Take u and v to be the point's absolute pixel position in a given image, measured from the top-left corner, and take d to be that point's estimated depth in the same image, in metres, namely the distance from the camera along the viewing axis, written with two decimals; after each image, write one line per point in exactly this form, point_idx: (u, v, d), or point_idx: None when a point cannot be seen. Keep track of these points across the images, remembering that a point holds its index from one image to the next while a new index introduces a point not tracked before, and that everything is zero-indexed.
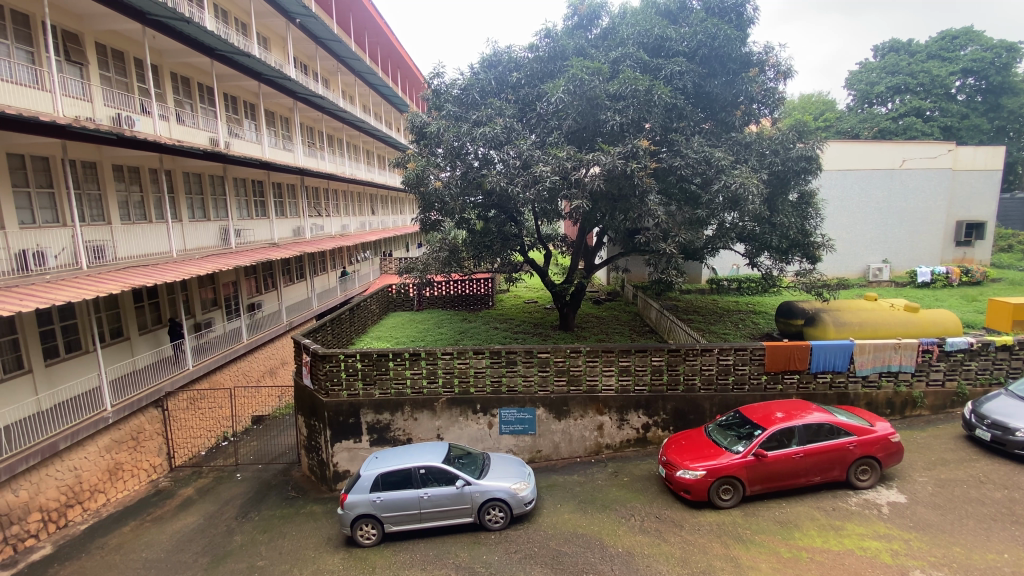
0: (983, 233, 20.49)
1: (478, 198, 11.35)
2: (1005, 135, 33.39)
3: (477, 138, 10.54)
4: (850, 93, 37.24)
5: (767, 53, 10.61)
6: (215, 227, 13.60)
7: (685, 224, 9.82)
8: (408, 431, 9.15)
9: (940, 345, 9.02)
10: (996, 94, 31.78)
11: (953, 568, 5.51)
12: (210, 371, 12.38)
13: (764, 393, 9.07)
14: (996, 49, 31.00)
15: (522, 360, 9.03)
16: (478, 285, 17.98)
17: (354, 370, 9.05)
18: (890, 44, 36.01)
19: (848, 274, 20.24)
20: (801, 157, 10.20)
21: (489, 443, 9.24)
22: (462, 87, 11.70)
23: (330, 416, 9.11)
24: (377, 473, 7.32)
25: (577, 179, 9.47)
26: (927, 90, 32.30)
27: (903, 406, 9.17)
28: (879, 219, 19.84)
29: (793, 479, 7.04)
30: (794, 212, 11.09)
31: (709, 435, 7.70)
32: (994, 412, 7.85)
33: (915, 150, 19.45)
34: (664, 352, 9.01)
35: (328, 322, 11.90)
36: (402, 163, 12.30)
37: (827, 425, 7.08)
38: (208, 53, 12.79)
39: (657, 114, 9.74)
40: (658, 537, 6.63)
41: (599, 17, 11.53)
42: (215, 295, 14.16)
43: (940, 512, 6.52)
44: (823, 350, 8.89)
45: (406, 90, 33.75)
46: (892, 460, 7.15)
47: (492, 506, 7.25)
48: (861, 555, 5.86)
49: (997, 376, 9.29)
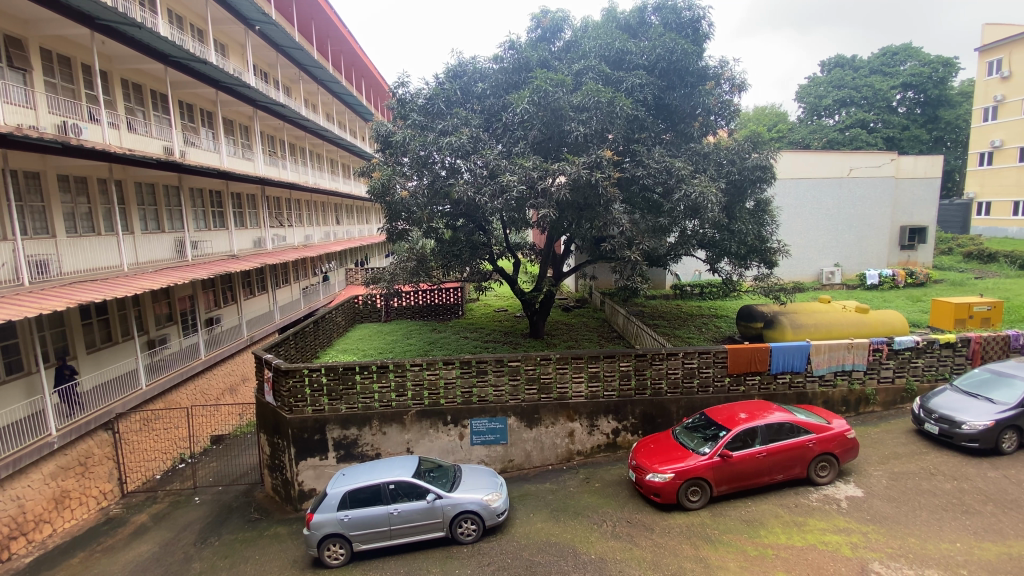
0: (925, 237, 21.67)
1: (446, 207, 11.27)
2: (942, 145, 35.62)
3: (442, 147, 10.54)
4: (800, 106, 39.16)
5: (722, 67, 11.03)
6: (171, 239, 13.08)
7: (648, 231, 10.08)
8: (376, 445, 8.95)
9: (890, 344, 9.50)
10: (933, 107, 34.04)
11: (909, 558, 5.77)
12: (166, 390, 11.82)
13: (727, 395, 9.33)
14: (933, 64, 33.19)
15: (492, 369, 9.00)
16: (447, 295, 17.85)
17: (319, 385, 8.82)
18: (836, 59, 38.05)
19: (803, 277, 21.14)
20: (756, 167, 10.62)
21: (460, 454, 9.13)
22: (427, 96, 11.64)
23: (294, 433, 8.83)
24: (345, 491, 7.13)
25: (543, 188, 9.57)
26: (870, 103, 34.35)
27: (857, 403, 9.59)
28: (830, 224, 20.81)
29: (757, 479, 7.24)
30: (751, 219, 11.51)
31: (677, 437, 7.86)
32: (942, 407, 8.27)
33: (862, 159, 20.50)
34: (631, 357, 9.14)
35: (291, 335, 11.56)
36: (367, 172, 12.14)
37: (788, 424, 7.33)
38: (162, 59, 12.38)
39: (619, 125, 9.98)
40: (630, 541, 6.69)
41: (562, 29, 11.72)
42: (170, 310, 13.57)
43: (895, 504, 6.82)
44: (782, 351, 9.21)
45: (371, 98, 33.41)
46: (849, 456, 7.46)
47: (465, 519, 7.16)
48: (823, 549, 6.07)
49: (942, 373, 9.83)
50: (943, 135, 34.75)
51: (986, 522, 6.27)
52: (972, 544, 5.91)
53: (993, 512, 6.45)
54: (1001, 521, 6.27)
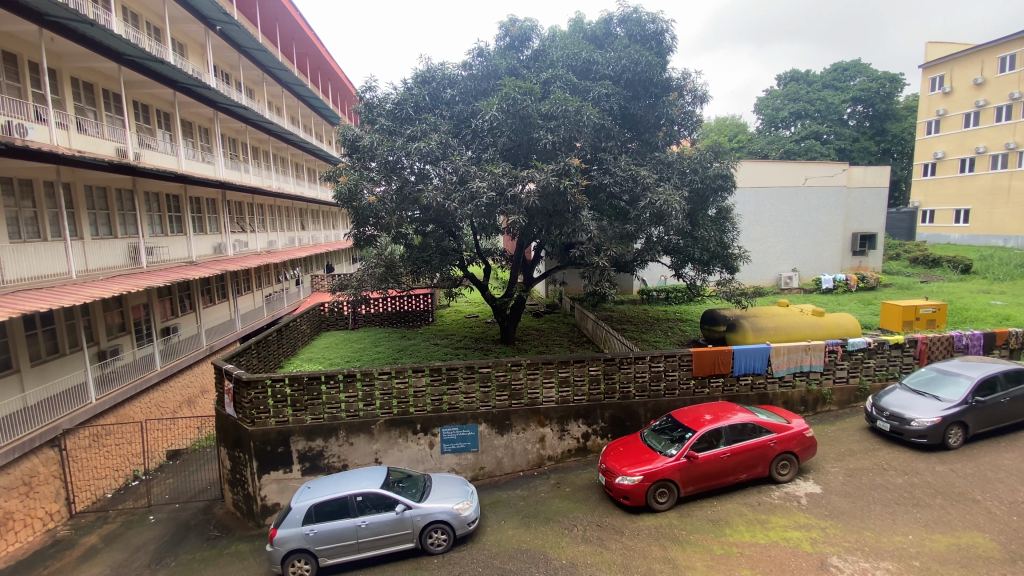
0: (875, 243, 22.71)
1: (416, 213, 11.11)
2: (889, 156, 37.67)
3: (411, 153, 10.45)
4: (758, 117, 40.78)
5: (684, 79, 11.37)
6: (123, 245, 12.49)
7: (616, 238, 10.25)
8: (343, 456, 8.74)
9: (844, 345, 9.94)
10: (881, 120, 36.04)
11: (864, 551, 6.02)
12: (117, 404, 11.25)
13: (693, 397, 9.57)
14: (880, 80, 35.16)
15: (463, 376, 8.93)
16: (417, 301, 17.65)
17: (282, 396, 8.56)
18: (791, 74, 39.77)
19: (763, 282, 21.92)
20: (717, 176, 10.99)
21: (430, 463, 9.01)
22: (394, 101, 11.51)
23: (257, 446, 8.53)
24: (310, 504, 6.94)
25: (513, 195, 9.59)
26: (823, 116, 36.13)
27: (814, 402, 9.98)
28: (788, 231, 21.66)
29: (722, 479, 7.42)
30: (713, 226, 11.85)
31: (645, 440, 7.98)
32: (892, 405, 8.69)
33: (816, 169, 21.46)
34: (600, 361, 9.24)
35: (253, 344, 11.20)
36: (333, 177, 11.90)
37: (750, 424, 7.57)
38: (116, 58, 11.89)
39: (587, 134, 10.14)
40: (601, 545, 6.73)
41: (530, 38, 11.80)
42: (122, 319, 12.93)
43: (851, 500, 7.10)
44: (743, 354, 9.51)
45: (337, 102, 32.89)
46: (808, 454, 7.75)
47: (435, 529, 7.06)
48: (784, 545, 6.27)
49: (892, 372, 10.34)
50: (890, 147, 36.77)
51: (935, 514, 6.60)
52: (923, 535, 6.21)
53: (941, 505, 6.80)
54: (948, 513, 6.62)
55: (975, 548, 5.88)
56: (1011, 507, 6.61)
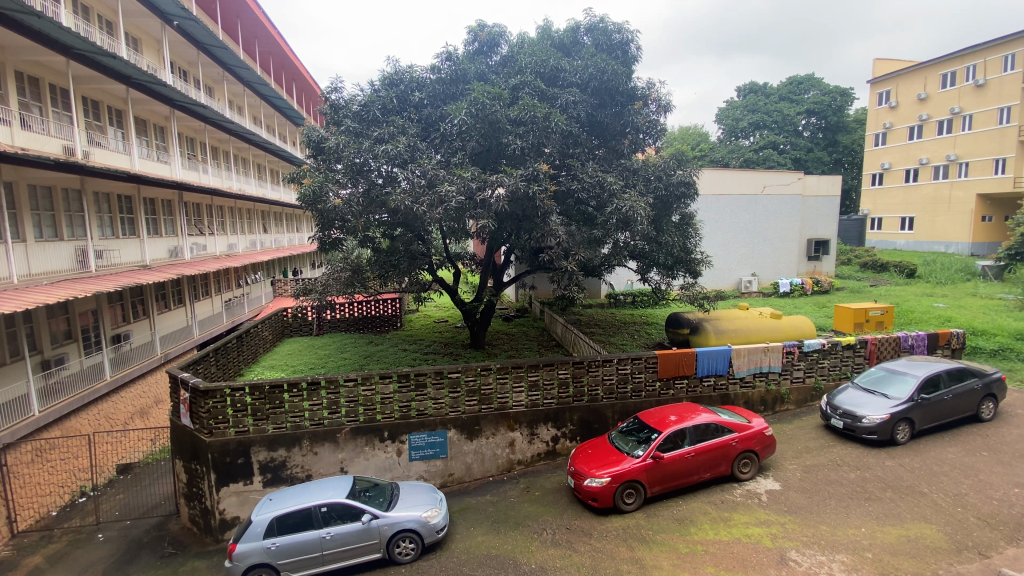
0: (828, 249, 23.73)
1: (383, 216, 10.92)
2: (841, 166, 39.63)
3: (378, 155, 10.30)
4: (720, 126, 42.21)
5: (649, 88, 11.64)
6: (69, 248, 11.80)
7: (584, 243, 10.39)
8: (307, 467, 8.49)
9: (800, 347, 10.37)
10: (833, 132, 37.89)
11: (820, 544, 6.27)
12: (63, 416, 10.61)
13: (658, 399, 9.77)
14: (832, 94, 37.02)
15: (431, 382, 8.83)
16: (385, 306, 17.37)
17: (242, 406, 8.27)
18: (750, 86, 41.27)
19: (724, 286, 22.66)
20: (681, 183, 11.30)
21: (398, 471, 8.86)
22: (361, 103, 11.39)
23: (214, 458, 8.19)
24: (272, 517, 6.72)
25: (482, 199, 9.57)
26: (780, 127, 37.76)
27: (773, 402, 10.34)
28: (748, 237, 22.47)
29: (687, 478, 7.60)
30: (677, 232, 12.14)
31: (613, 442, 8.09)
32: (845, 404, 9.10)
33: (773, 178, 22.32)
34: (569, 365, 9.33)
35: (211, 351, 10.77)
36: (297, 178, 11.61)
37: (713, 424, 7.78)
38: (63, 51, 11.30)
39: (555, 140, 10.27)
40: (570, 548, 6.77)
41: (499, 44, 11.88)
42: (68, 327, 12.21)
43: (809, 495, 7.39)
44: (707, 356, 9.78)
45: (302, 102, 32.20)
46: (768, 452, 8.03)
47: (402, 538, 6.94)
48: (746, 541, 6.46)
49: (845, 372, 10.85)
50: (842, 157, 38.72)
51: (886, 507, 6.94)
52: (874, 528, 6.52)
53: (891, 498, 7.16)
54: (898, 506, 6.97)
55: (922, 539, 6.20)
56: (954, 498, 7.02)
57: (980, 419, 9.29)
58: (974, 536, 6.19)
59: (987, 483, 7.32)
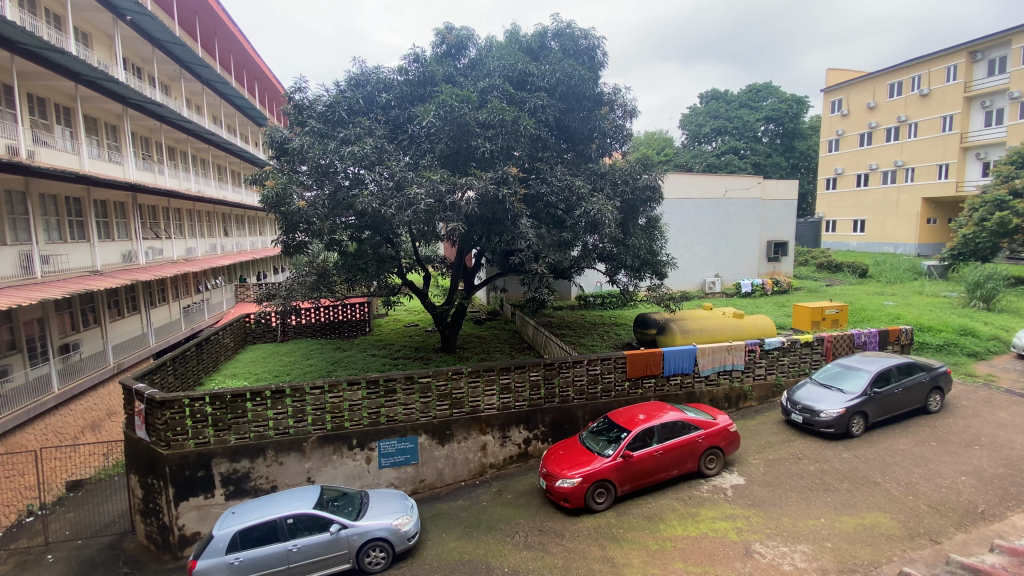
0: (786, 251, 24.69)
1: (350, 218, 10.70)
2: (797, 171, 41.35)
3: (344, 156, 10.10)
4: (683, 132, 43.36)
5: (615, 94, 11.83)
6: (13, 252, 11.15)
7: (553, 245, 10.49)
8: (272, 478, 8.24)
9: (761, 345, 10.73)
10: (790, 138, 39.62)
11: (782, 536, 6.50)
12: (7, 431, 9.98)
13: (628, 398, 9.95)
14: (788, 102, 38.59)
15: (401, 387, 8.72)
16: (353, 311, 17.07)
17: (202, 416, 7.97)
18: (711, 92, 42.49)
19: (689, 287, 23.28)
20: (647, 187, 11.57)
21: (367, 479, 8.70)
22: (326, 103, 11.14)
23: (172, 472, 7.86)
24: (235, 531, 6.49)
25: (452, 202, 9.48)
26: (740, 133, 39.12)
27: (737, 399, 10.67)
28: (711, 240, 23.16)
29: (655, 476, 7.74)
30: (643, 234, 12.36)
31: (584, 442, 8.17)
32: (804, 399, 9.47)
33: (734, 182, 23.05)
34: (540, 366, 9.38)
35: (168, 361, 10.33)
36: (259, 180, 11.27)
37: (680, 422, 7.97)
38: (7, 45, 10.70)
39: (524, 143, 10.34)
40: (543, 550, 6.80)
41: (467, 47, 11.85)
42: (12, 337, 11.48)
43: (771, 489, 7.65)
44: (673, 355, 10.01)
45: (264, 102, 31.36)
46: (732, 448, 8.28)
47: (372, 546, 6.83)
48: (713, 536, 6.64)
49: (803, 368, 11.29)
50: (799, 162, 40.40)
51: (843, 498, 7.26)
52: (833, 518, 6.80)
53: (848, 488, 7.49)
54: (854, 496, 7.30)
55: (877, 527, 6.51)
56: (906, 487, 7.40)
57: (929, 411, 9.82)
58: (925, 523, 6.53)
59: (936, 471, 7.75)
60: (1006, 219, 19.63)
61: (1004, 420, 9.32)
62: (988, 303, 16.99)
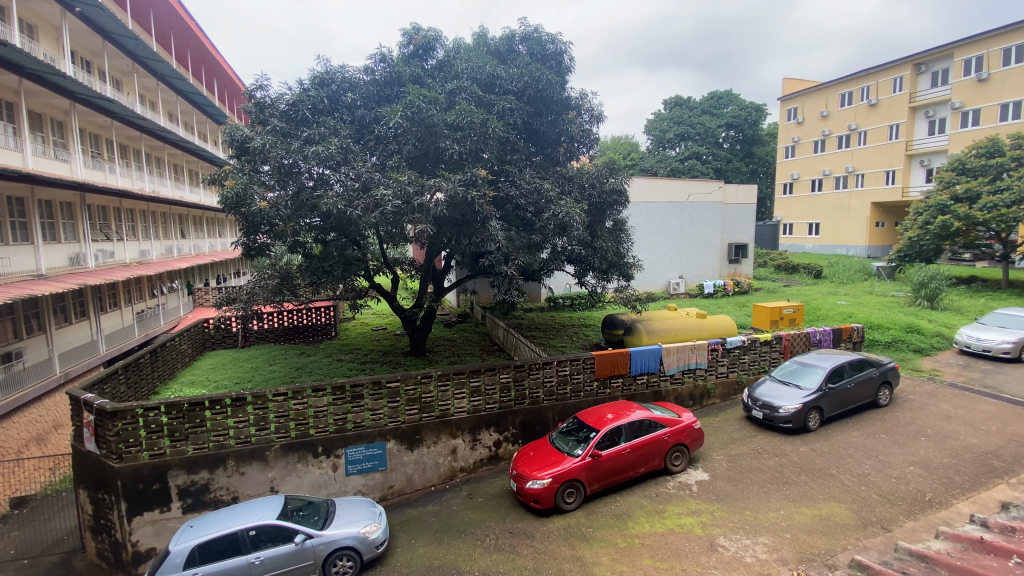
0: (746, 253, 25.59)
1: (315, 220, 10.46)
2: (757, 176, 42.92)
3: (308, 157, 9.87)
4: (648, 137, 44.34)
5: (582, 99, 11.99)
6: None
7: (523, 248, 10.56)
8: (232, 489, 7.96)
9: (723, 344, 11.07)
10: (749, 144, 41.11)
11: (744, 528, 6.73)
12: None
13: (597, 398, 10.09)
14: (748, 109, 40.03)
15: (369, 392, 8.57)
16: (318, 315, 16.66)
17: (157, 427, 7.63)
18: (675, 99, 43.59)
19: (655, 288, 23.81)
20: (614, 191, 11.77)
21: (334, 487, 8.51)
22: (289, 101, 10.84)
23: (125, 485, 7.49)
24: (192, 545, 6.23)
25: (420, 204, 9.42)
26: (702, 138, 40.30)
27: (701, 397, 10.97)
28: (675, 242, 23.75)
29: (623, 474, 7.88)
30: (610, 237, 12.53)
31: (553, 443, 8.24)
32: (764, 396, 9.82)
33: (697, 186, 23.69)
34: (510, 368, 9.39)
35: (119, 369, 9.84)
36: (218, 180, 10.87)
37: (646, 420, 8.13)
38: None
39: (493, 146, 10.37)
40: (513, 552, 6.81)
41: (434, 48, 11.74)
42: None
43: (734, 483, 7.89)
44: (639, 354, 10.21)
45: (223, 100, 30.37)
46: (697, 444, 8.51)
47: (339, 556, 6.69)
48: (680, 531, 6.80)
49: (763, 366, 11.71)
50: (757, 167, 41.97)
51: (800, 490, 7.56)
52: (792, 510, 7.08)
53: (805, 481, 7.81)
54: (811, 487, 7.62)
55: (833, 517, 6.81)
56: (859, 478, 7.78)
57: (878, 405, 10.35)
58: (877, 512, 6.88)
59: (886, 462, 8.18)
60: (948, 223, 20.85)
61: (947, 412, 9.91)
62: (933, 301, 18.03)
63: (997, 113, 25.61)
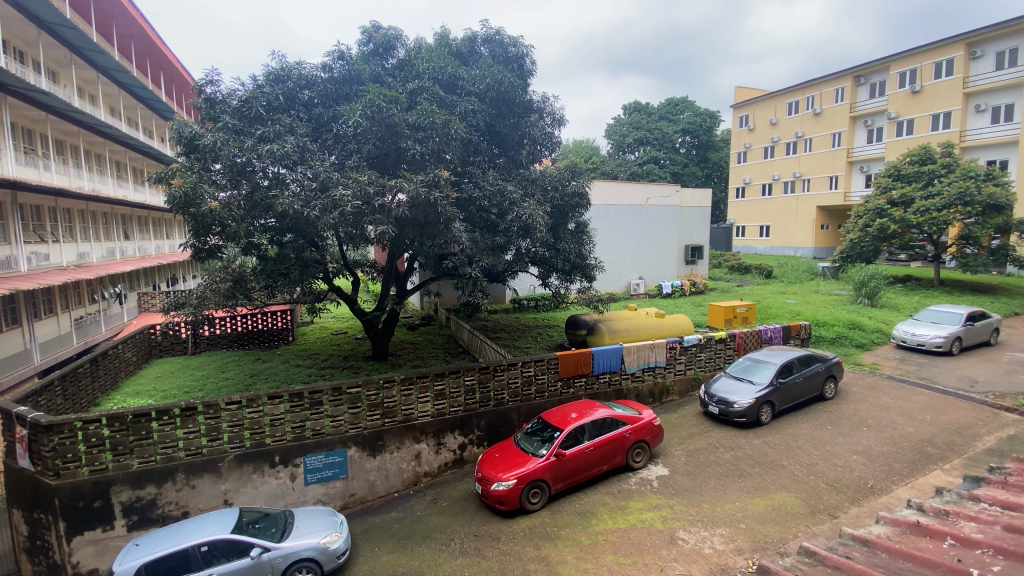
0: (701, 254, 26.52)
1: (270, 221, 10.11)
2: (711, 180, 44.56)
3: (262, 155, 9.52)
4: (608, 141, 45.24)
5: (544, 102, 12.11)
6: None
7: (486, 249, 10.57)
8: (182, 503, 7.57)
9: (680, 342, 11.41)
10: (704, 150, 42.64)
11: (702, 521, 6.96)
12: None
13: (560, 398, 10.19)
14: (703, 116, 41.48)
15: (329, 398, 8.36)
16: (274, 319, 16.10)
17: (98, 440, 7.17)
18: (634, 104, 44.61)
19: (616, 289, 24.31)
20: (575, 194, 11.95)
21: (292, 497, 8.23)
22: (241, 98, 10.38)
23: (63, 504, 7.00)
24: (139, 564, 5.90)
25: (381, 204, 9.27)
26: (660, 143, 41.49)
27: (660, 394, 11.28)
28: (634, 244, 24.34)
29: (587, 472, 7.99)
30: (573, 239, 12.67)
31: (518, 444, 8.26)
32: (719, 391, 10.19)
33: (655, 190, 24.34)
34: (475, 371, 9.36)
35: (56, 380, 9.20)
36: (165, 178, 10.31)
37: (609, 419, 8.29)
38: None
39: (455, 147, 10.31)
40: (478, 555, 6.78)
41: (395, 47, 11.58)
42: None
43: (692, 478, 8.15)
44: (601, 354, 10.40)
45: (171, 94, 28.91)
46: (657, 440, 8.73)
47: (299, 568, 6.48)
48: (642, 527, 6.96)
49: (718, 363, 12.16)
50: (712, 172, 43.58)
51: (755, 482, 7.89)
52: (747, 501, 7.38)
53: (759, 472, 8.16)
54: (764, 479, 7.97)
55: (784, 506, 7.15)
56: (807, 468, 8.20)
57: (825, 397, 10.93)
58: (824, 500, 7.26)
59: (832, 452, 8.65)
60: (885, 225, 22.29)
61: (886, 403, 10.59)
62: (872, 299, 19.19)
63: (928, 123, 27.60)
